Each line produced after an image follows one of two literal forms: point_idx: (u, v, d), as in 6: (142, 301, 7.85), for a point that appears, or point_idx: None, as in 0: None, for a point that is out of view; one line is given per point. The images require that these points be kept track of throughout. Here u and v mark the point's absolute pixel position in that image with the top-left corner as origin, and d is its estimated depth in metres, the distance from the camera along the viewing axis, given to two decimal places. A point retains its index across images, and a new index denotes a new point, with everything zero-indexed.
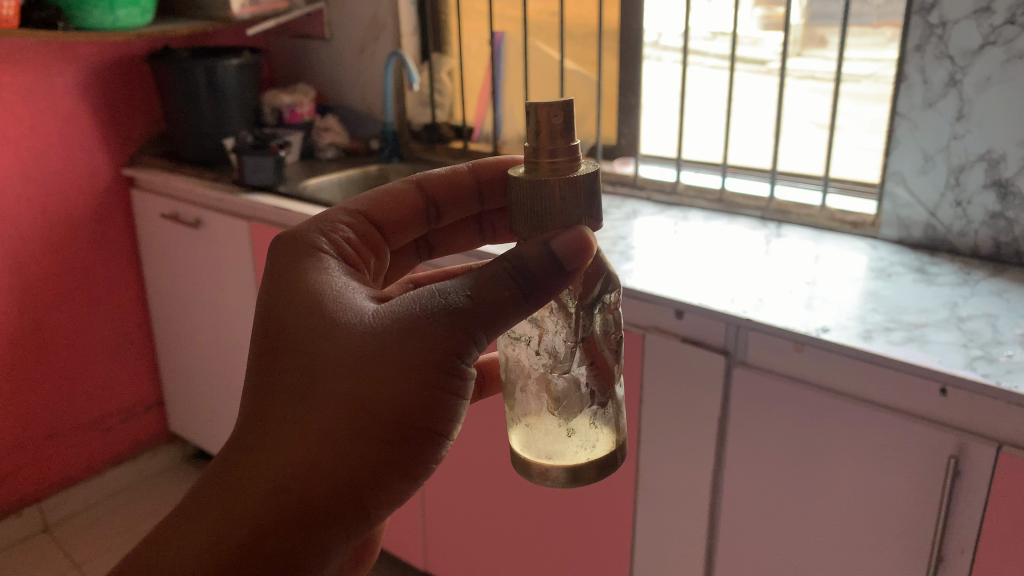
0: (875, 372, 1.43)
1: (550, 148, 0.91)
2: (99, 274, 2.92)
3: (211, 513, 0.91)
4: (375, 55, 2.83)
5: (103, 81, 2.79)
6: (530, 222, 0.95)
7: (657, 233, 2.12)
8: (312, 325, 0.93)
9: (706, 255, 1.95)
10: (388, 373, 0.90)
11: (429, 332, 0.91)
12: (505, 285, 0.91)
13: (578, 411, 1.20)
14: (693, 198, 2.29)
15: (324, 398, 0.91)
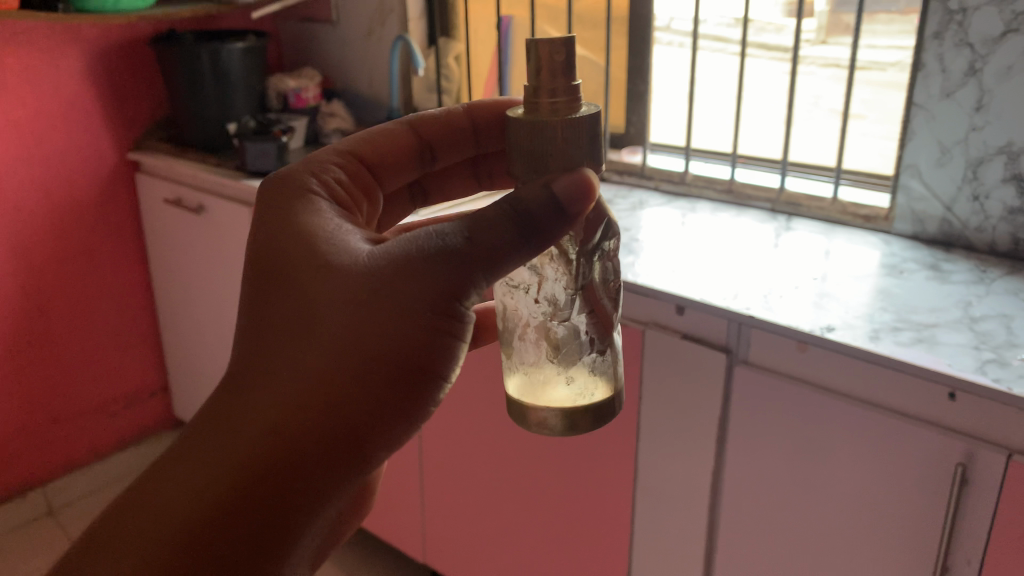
0: (882, 375, 1.38)
1: (551, 88, 0.98)
2: (103, 258, 2.91)
3: (212, 450, 0.95)
4: (382, 38, 2.78)
5: (107, 64, 2.76)
6: (532, 161, 1.02)
7: (662, 225, 2.06)
8: (313, 269, 0.97)
9: (711, 249, 1.89)
10: (387, 316, 0.94)
11: (427, 275, 0.94)
12: (502, 229, 0.94)
13: (578, 359, 1.22)
14: (702, 189, 2.22)
15: (325, 340, 0.95)
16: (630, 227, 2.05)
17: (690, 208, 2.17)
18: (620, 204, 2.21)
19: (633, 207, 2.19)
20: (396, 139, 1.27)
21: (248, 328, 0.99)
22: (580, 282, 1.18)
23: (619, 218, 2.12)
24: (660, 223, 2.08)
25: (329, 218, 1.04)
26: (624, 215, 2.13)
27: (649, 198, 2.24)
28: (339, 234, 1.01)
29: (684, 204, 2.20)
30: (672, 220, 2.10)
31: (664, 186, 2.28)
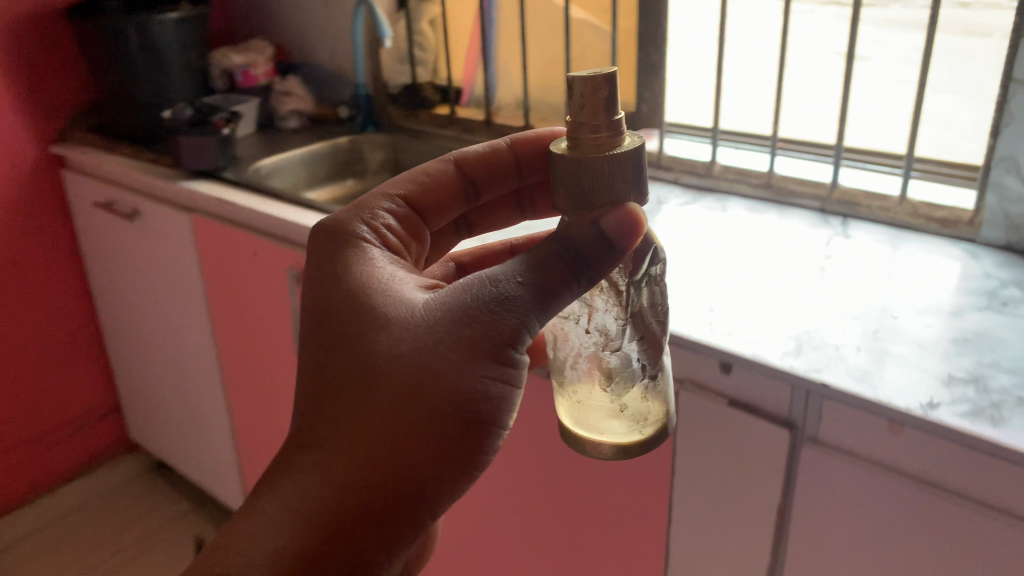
0: (1013, 474, 1.00)
1: (593, 122, 0.94)
2: (31, 270, 2.51)
3: (281, 509, 0.92)
4: (342, 0, 2.34)
5: (17, 42, 2.32)
6: (577, 197, 0.98)
7: (687, 236, 1.66)
8: (368, 316, 0.98)
9: (753, 268, 1.51)
10: (444, 366, 0.91)
11: (482, 321, 0.92)
12: (553, 273, 0.93)
13: (631, 387, 1.12)
14: (733, 183, 1.82)
15: (384, 391, 0.92)
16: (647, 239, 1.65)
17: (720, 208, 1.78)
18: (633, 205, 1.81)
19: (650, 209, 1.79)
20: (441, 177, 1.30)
21: (309, 386, 0.98)
22: (634, 310, 1.09)
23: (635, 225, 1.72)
24: (684, 231, 1.68)
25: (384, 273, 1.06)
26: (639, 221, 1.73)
27: (669, 196, 1.85)
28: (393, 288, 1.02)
29: (713, 203, 1.80)
30: (699, 227, 1.69)
31: (686, 179, 1.88)
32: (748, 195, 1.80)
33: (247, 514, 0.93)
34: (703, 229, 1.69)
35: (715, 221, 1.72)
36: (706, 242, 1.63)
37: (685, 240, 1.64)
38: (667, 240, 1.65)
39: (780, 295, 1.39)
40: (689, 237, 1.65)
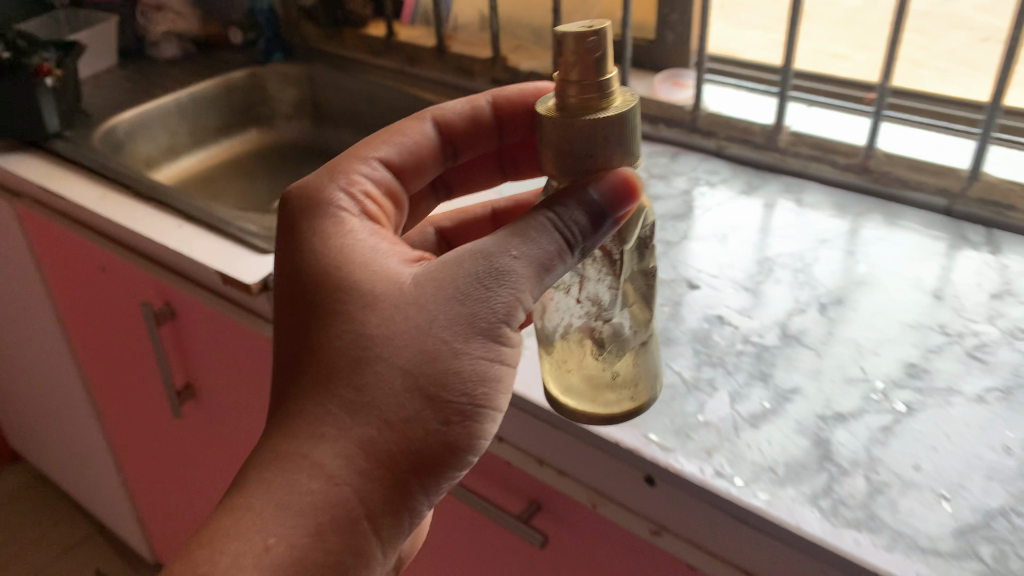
0: None
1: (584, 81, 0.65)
2: None
3: (261, 514, 0.65)
4: None
5: None
6: (566, 164, 0.69)
7: (747, 261, 1.06)
8: (340, 288, 0.71)
9: (867, 331, 0.93)
10: (438, 345, 0.67)
11: (487, 281, 0.67)
12: (567, 224, 0.69)
13: (621, 357, 0.79)
14: (807, 159, 1.22)
15: (371, 365, 0.67)
16: (679, 267, 1.05)
17: (786, 204, 1.17)
18: (652, 197, 1.21)
19: (678, 205, 1.19)
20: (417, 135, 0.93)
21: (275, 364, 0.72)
22: (634, 271, 0.78)
23: (663, 236, 1.12)
24: (742, 251, 1.08)
25: (352, 233, 0.76)
26: (664, 228, 1.13)
27: (709, 178, 1.24)
28: (363, 245, 0.75)
29: (775, 192, 1.20)
30: (758, 244, 1.09)
31: (730, 145, 1.28)
32: (831, 177, 1.19)
33: (224, 519, 0.66)
34: (764, 247, 1.09)
35: (783, 228, 1.12)
36: (781, 273, 1.03)
37: (742, 268, 1.05)
38: (717, 270, 1.04)
39: (918, 403, 0.83)
40: (749, 265, 1.05)
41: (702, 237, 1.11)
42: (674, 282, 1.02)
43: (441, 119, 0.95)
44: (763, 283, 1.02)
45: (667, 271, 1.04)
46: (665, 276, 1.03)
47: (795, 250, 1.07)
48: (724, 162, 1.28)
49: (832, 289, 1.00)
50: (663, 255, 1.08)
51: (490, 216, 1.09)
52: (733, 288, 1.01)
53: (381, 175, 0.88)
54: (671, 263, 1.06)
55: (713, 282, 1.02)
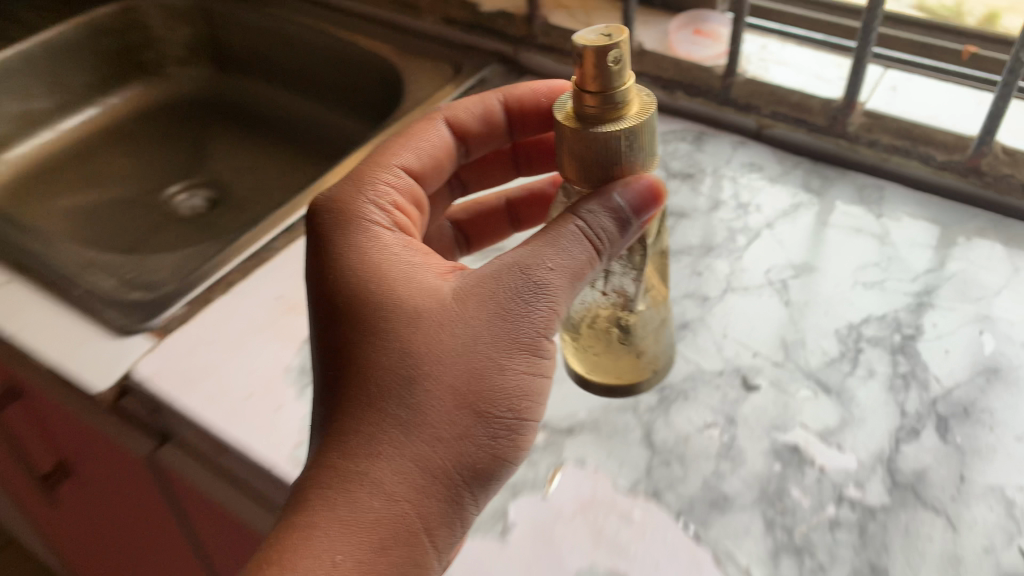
0: None
1: (603, 93, 0.55)
2: None
3: (324, 535, 0.53)
4: None
5: None
6: (590, 174, 0.60)
7: (823, 338, 0.73)
8: (383, 289, 0.59)
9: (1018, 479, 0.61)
10: (489, 347, 0.58)
11: (528, 286, 0.59)
12: (603, 231, 0.61)
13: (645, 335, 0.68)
14: (886, 150, 0.88)
15: (423, 376, 0.56)
16: (726, 349, 0.72)
17: (862, 224, 0.84)
18: (672, 214, 0.87)
19: (711, 229, 0.85)
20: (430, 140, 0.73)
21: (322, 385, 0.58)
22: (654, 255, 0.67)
23: (696, 289, 0.78)
24: (812, 317, 0.75)
25: (384, 246, 0.63)
26: (694, 275, 0.80)
27: (751, 176, 0.90)
28: (396, 256, 0.62)
29: (843, 203, 0.86)
30: (833, 301, 0.76)
31: (774, 124, 0.94)
32: (919, 174, 0.87)
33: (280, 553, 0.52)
34: (843, 306, 0.76)
35: (865, 268, 0.79)
36: (875, 358, 0.71)
37: (815, 348, 0.72)
38: (783, 356, 0.72)
39: None
40: (827, 346, 0.72)
41: (751, 290, 0.78)
42: (723, 384, 0.69)
43: (456, 122, 0.75)
44: (852, 381, 0.69)
45: (710, 359, 0.72)
46: (706, 371, 0.71)
47: (887, 312, 0.75)
48: (766, 150, 0.93)
49: (953, 391, 0.68)
50: (699, 327, 0.75)
51: (504, 209, 0.86)
52: (810, 393, 0.69)
53: (408, 191, 0.70)
54: (714, 344, 0.73)
55: (778, 381, 0.70)
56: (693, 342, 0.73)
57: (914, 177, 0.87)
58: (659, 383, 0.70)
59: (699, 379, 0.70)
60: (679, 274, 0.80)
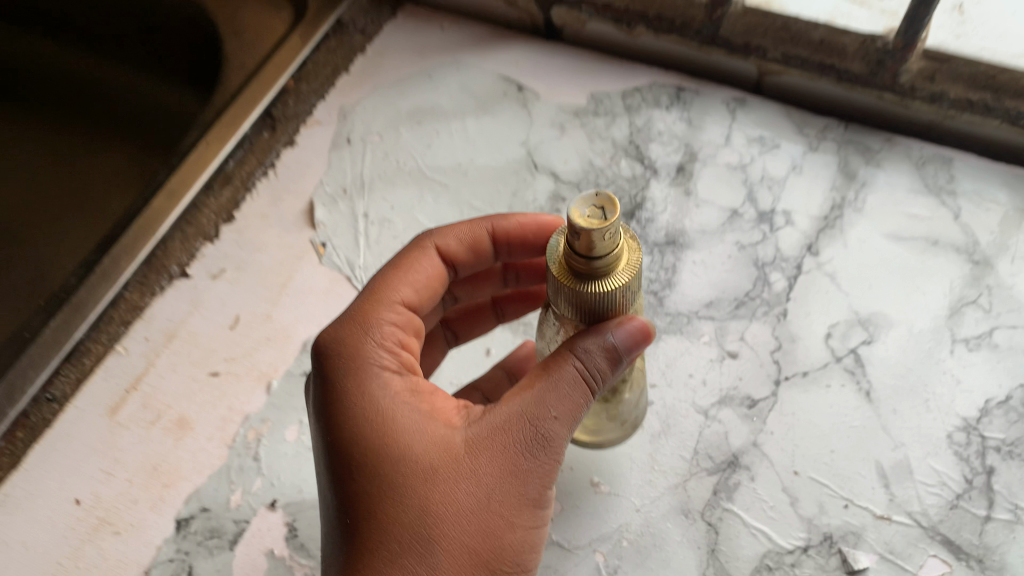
0: None
1: (586, 269, 0.36)
2: None
3: None
4: None
5: None
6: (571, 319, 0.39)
7: (933, 456, 0.49)
8: (377, 431, 0.38)
9: None
10: (509, 500, 0.39)
11: (545, 439, 0.39)
12: (600, 374, 0.40)
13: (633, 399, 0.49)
14: (954, 107, 0.60)
15: (433, 541, 0.37)
16: (802, 502, 0.48)
17: (938, 231, 0.58)
18: (666, 245, 0.60)
19: (725, 268, 0.58)
20: (424, 262, 0.47)
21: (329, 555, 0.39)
22: None
23: (733, 386, 0.53)
24: (908, 420, 0.51)
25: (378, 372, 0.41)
26: (725, 360, 0.54)
27: (766, 162, 0.63)
28: (394, 385, 0.40)
29: (904, 197, 0.60)
30: (929, 382, 0.52)
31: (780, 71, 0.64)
32: (1002, 136, 0.60)
33: None
34: (947, 390, 0.52)
35: (960, 311, 0.55)
36: (1016, 483, 0.48)
37: (927, 474, 0.49)
38: (887, 504, 0.48)
39: None
40: (945, 473, 0.49)
41: (813, 379, 0.52)
42: (813, 574, 0.46)
43: (447, 253, 0.48)
44: (995, 535, 0.46)
45: (784, 527, 0.47)
46: (784, 552, 0.47)
47: (1011, 391, 0.51)
48: (775, 115, 0.66)
49: None
50: (753, 461, 0.50)
51: (488, 303, 0.56)
52: (941, 569, 0.46)
53: (407, 323, 0.44)
54: (784, 496, 0.48)
55: (890, 549, 0.46)
56: (752, 494, 0.49)
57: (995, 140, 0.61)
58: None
59: (777, 569, 0.46)
60: (701, 360, 0.54)
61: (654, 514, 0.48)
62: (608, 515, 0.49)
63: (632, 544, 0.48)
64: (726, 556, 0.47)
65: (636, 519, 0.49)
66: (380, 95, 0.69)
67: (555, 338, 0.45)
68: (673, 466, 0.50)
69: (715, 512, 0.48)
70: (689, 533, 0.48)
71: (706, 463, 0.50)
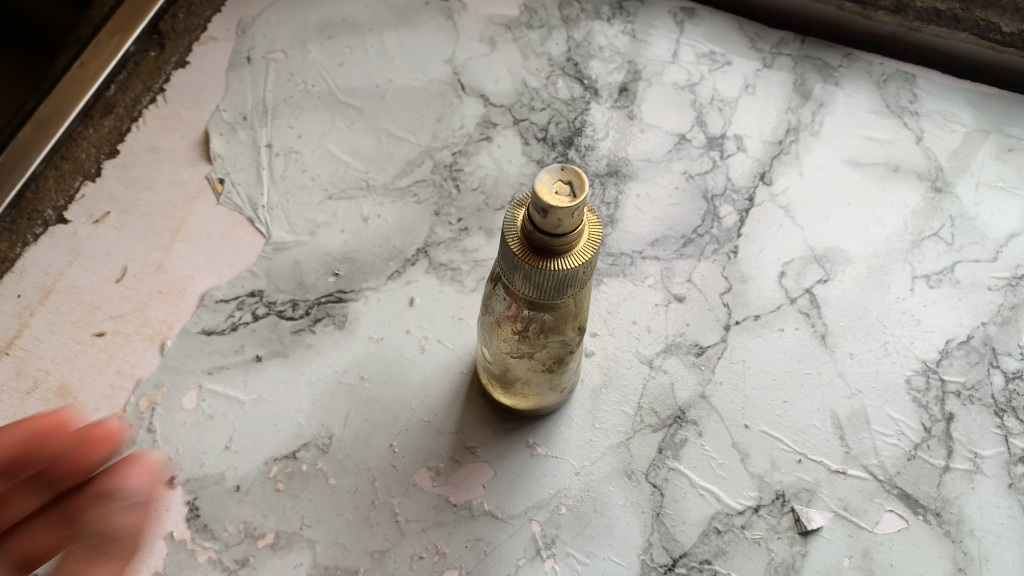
0: None
1: (546, 242, 0.40)
2: None
3: None
4: None
5: None
6: (514, 281, 0.43)
7: (890, 406, 0.63)
8: None
9: None
10: None
11: None
12: None
13: (562, 366, 0.53)
14: (920, 19, 0.79)
15: None
16: (753, 458, 0.60)
17: (899, 156, 0.74)
18: (609, 175, 0.73)
19: (672, 202, 0.72)
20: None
21: None
22: (577, 316, 0.48)
23: (680, 334, 0.65)
24: (867, 365, 0.64)
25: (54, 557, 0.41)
26: (672, 303, 0.66)
27: (717, 82, 0.79)
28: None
29: (867, 119, 0.77)
30: (890, 326, 0.66)
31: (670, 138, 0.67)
32: (965, 49, 0.79)
33: None
34: (910, 334, 0.66)
35: (923, 245, 0.70)
36: (975, 430, 0.62)
37: (795, 480, 0.59)
38: (843, 458, 0.60)
39: None
40: (903, 424, 0.62)
41: (765, 322, 0.66)
42: (765, 534, 0.57)
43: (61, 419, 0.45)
44: (953, 486, 0.59)
45: (738, 489, 0.59)
46: (734, 513, 0.58)
47: (874, 410, 0.62)
48: (727, 33, 0.82)
49: (972, 526, 0.58)
50: (701, 416, 0.61)
51: None
52: (897, 523, 0.58)
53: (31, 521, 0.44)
54: (735, 453, 0.60)
55: (844, 507, 0.58)
56: (701, 454, 0.60)
57: (959, 56, 0.80)
58: (668, 558, 0.56)
59: (727, 530, 0.57)
60: (647, 304, 0.66)
61: (594, 480, 0.59)
62: (551, 476, 0.59)
63: (571, 512, 0.58)
64: (673, 521, 0.57)
65: (575, 485, 0.59)
66: (300, 44, 0.79)
67: (500, 314, 0.49)
68: (615, 424, 0.61)
69: (663, 473, 0.59)
70: (633, 496, 0.58)
71: (652, 420, 0.61)
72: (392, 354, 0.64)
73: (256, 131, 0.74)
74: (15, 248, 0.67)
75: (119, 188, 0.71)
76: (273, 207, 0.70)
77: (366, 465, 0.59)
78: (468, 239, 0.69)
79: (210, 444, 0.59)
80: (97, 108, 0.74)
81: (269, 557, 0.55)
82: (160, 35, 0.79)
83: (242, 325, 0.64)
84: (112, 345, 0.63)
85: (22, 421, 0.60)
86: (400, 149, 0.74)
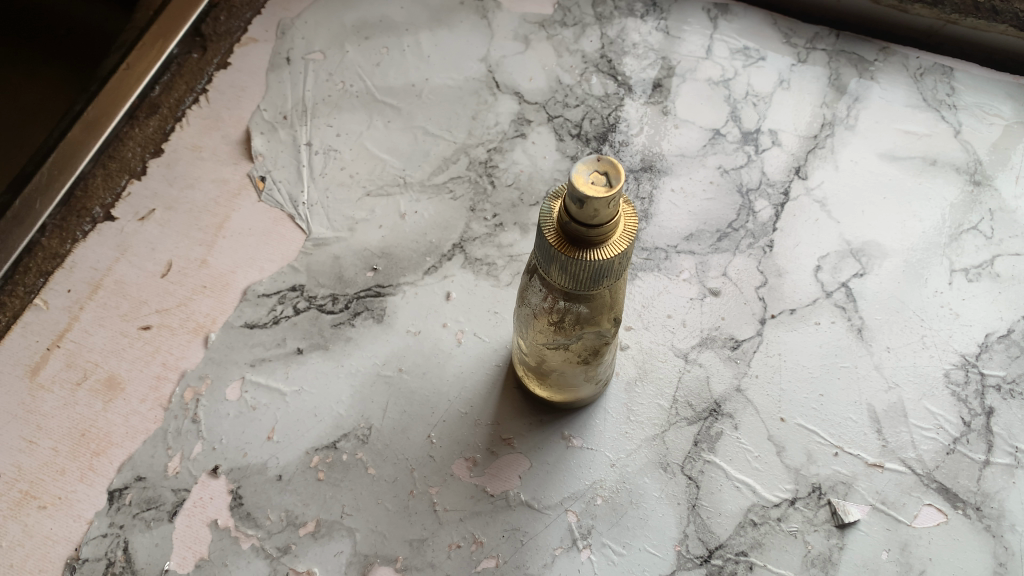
0: None
1: (582, 233, 0.40)
2: None
3: None
4: None
5: None
6: (550, 273, 0.43)
7: (928, 399, 0.62)
8: None
9: None
10: None
11: None
12: None
13: (597, 358, 0.53)
14: (957, 12, 0.78)
15: None
16: (790, 451, 0.60)
17: (936, 149, 0.74)
18: (643, 170, 0.73)
19: (707, 197, 0.72)
20: None
21: None
22: (612, 308, 0.49)
23: (715, 328, 0.65)
24: (904, 359, 0.64)
25: None
26: (707, 296, 0.66)
27: (751, 77, 0.78)
28: None
29: (904, 113, 0.76)
30: (928, 320, 0.66)
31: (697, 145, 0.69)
32: (1002, 41, 0.79)
33: None
34: (948, 329, 0.65)
35: (962, 238, 0.69)
36: (1016, 424, 0.61)
37: (832, 474, 0.59)
38: (880, 451, 0.60)
39: None
40: (942, 418, 0.61)
41: (801, 316, 0.66)
42: (802, 526, 0.57)
43: None
44: (993, 480, 0.59)
45: (774, 482, 0.59)
46: (770, 505, 0.58)
47: (913, 403, 0.62)
48: (761, 29, 0.82)
49: (1013, 520, 0.57)
50: (736, 410, 0.61)
51: None
52: (937, 517, 0.57)
53: None
54: (771, 446, 0.60)
55: (882, 500, 0.58)
56: (737, 447, 0.60)
57: (998, 48, 0.79)
58: (704, 549, 0.56)
59: (763, 522, 0.57)
60: (683, 298, 0.67)
61: (630, 472, 0.59)
62: (587, 467, 0.59)
63: (606, 503, 0.58)
64: (709, 513, 0.57)
65: (611, 477, 0.59)
66: (338, 45, 0.80)
67: (535, 306, 0.50)
68: (650, 416, 0.61)
69: (699, 465, 0.59)
70: (669, 488, 0.59)
71: (688, 413, 0.61)
72: (429, 347, 0.65)
73: (296, 130, 0.75)
74: (65, 245, 0.69)
75: (164, 186, 0.72)
76: (313, 204, 0.71)
77: (405, 455, 0.60)
78: (504, 234, 0.70)
79: (253, 434, 0.60)
80: (143, 109, 0.76)
81: (310, 545, 0.56)
82: (202, 37, 0.81)
83: (283, 319, 0.65)
84: (158, 338, 0.65)
85: (73, 411, 0.62)
86: (436, 147, 0.74)
